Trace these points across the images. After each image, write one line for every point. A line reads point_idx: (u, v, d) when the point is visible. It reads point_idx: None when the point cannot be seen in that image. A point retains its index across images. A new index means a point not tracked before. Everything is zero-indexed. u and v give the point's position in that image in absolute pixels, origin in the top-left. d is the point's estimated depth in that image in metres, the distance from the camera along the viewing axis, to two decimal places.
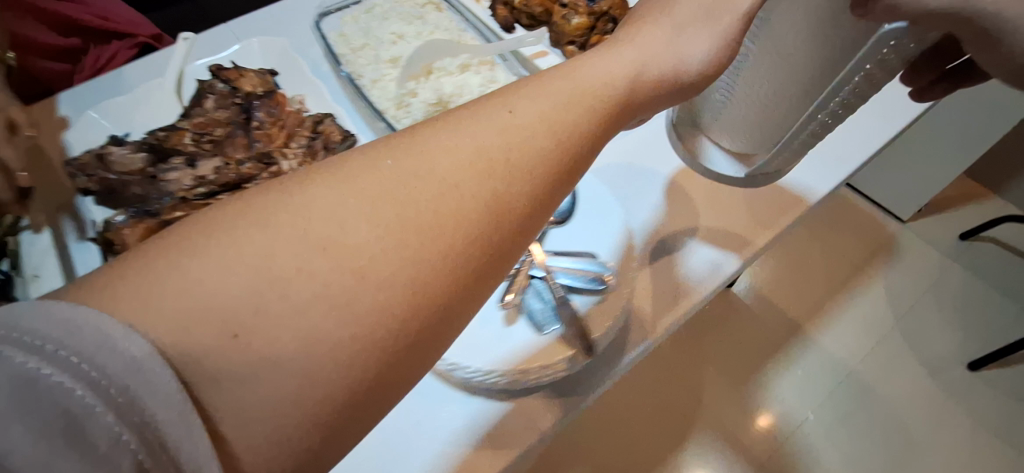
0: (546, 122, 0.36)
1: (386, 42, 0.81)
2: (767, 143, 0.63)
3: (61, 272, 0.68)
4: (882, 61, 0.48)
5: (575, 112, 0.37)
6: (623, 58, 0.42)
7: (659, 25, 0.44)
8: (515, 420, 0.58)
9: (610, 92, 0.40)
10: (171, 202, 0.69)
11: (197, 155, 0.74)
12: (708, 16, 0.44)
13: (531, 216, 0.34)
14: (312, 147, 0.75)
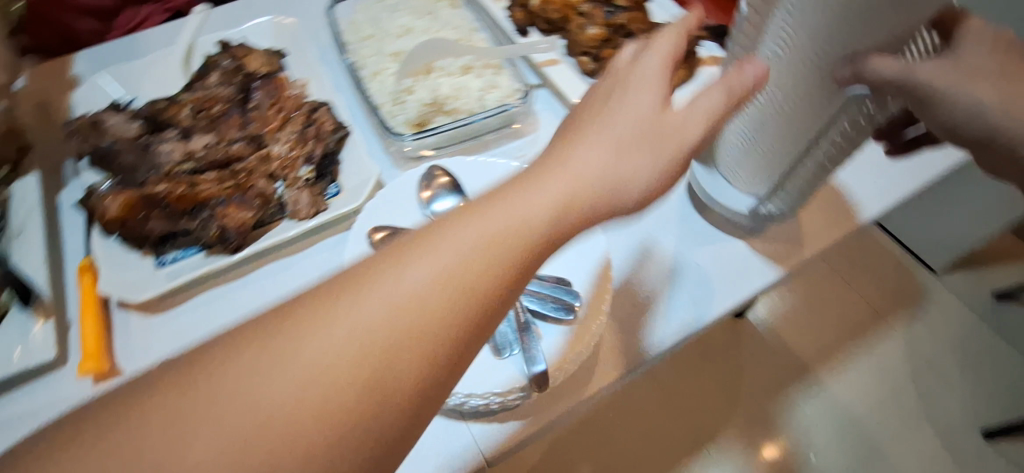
0: (440, 284, 0.36)
1: (393, 35, 0.80)
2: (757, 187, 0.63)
3: (41, 228, 0.67)
4: (853, 119, 0.50)
5: (476, 268, 0.38)
6: (555, 182, 0.41)
7: (592, 142, 0.43)
8: (448, 446, 0.53)
9: (517, 243, 0.39)
10: (157, 175, 0.69)
11: (191, 129, 0.74)
12: (648, 135, 0.43)
13: (416, 390, 0.35)
14: (304, 134, 0.74)
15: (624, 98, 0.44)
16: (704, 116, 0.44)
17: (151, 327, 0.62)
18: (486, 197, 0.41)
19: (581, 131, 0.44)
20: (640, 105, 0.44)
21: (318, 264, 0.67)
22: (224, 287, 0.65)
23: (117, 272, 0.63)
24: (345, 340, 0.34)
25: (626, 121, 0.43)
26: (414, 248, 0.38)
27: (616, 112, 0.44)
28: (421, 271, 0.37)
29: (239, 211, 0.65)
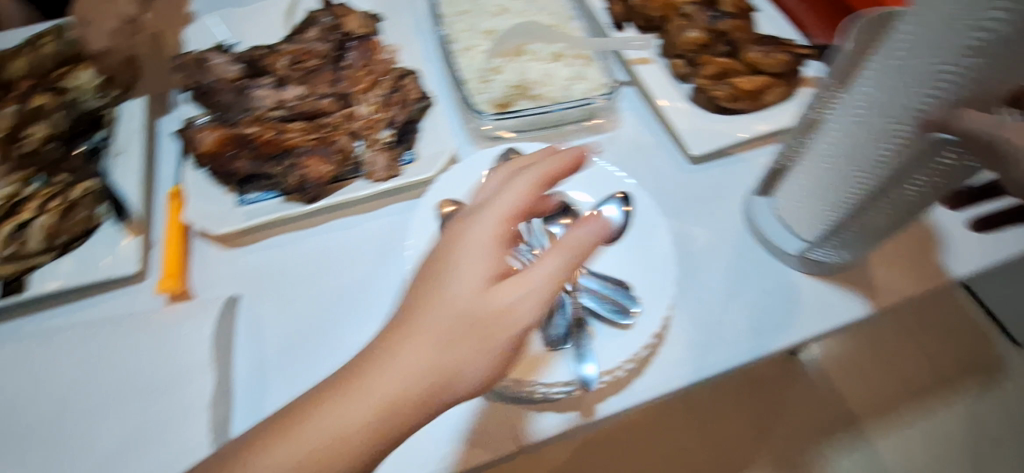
0: (311, 466, 0.37)
1: (489, 13, 0.80)
2: (813, 220, 0.62)
3: (139, 150, 0.71)
4: (936, 162, 0.48)
5: (338, 453, 0.37)
6: (406, 350, 0.38)
7: (444, 293, 0.39)
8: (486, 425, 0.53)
9: (374, 427, 0.37)
10: (249, 117, 0.72)
11: (286, 80, 0.77)
12: (466, 322, 0.38)
13: None
14: (389, 99, 0.75)
15: (449, 279, 0.40)
16: (546, 282, 0.39)
17: (227, 258, 0.66)
18: (357, 359, 0.39)
19: (419, 307, 0.40)
20: (467, 272, 0.39)
21: (385, 225, 0.68)
22: (296, 233, 0.68)
23: (202, 203, 0.67)
24: (323, 437, 0.37)
25: (453, 301, 0.39)
26: (363, 370, 0.38)
27: (442, 287, 0.40)
28: (383, 385, 0.37)
29: (319, 163, 0.67)
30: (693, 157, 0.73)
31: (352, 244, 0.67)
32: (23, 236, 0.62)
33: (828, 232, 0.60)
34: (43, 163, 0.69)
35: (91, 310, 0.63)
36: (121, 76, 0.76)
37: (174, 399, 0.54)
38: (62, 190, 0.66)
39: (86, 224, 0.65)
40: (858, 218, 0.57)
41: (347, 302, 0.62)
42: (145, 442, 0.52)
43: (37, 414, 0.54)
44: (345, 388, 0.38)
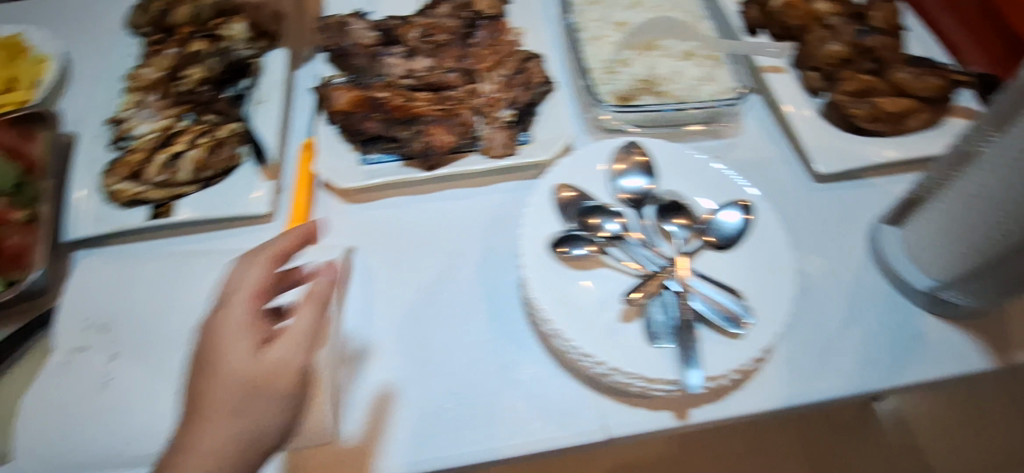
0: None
1: (622, 5, 0.79)
2: (943, 260, 0.57)
3: (280, 101, 0.76)
4: None
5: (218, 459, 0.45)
6: (219, 400, 0.46)
7: (228, 357, 0.47)
8: (578, 407, 0.56)
9: (245, 448, 0.46)
10: (381, 82, 0.75)
11: (415, 51, 0.80)
12: (282, 358, 0.47)
13: None
14: (512, 80, 0.76)
15: (227, 345, 0.47)
16: (303, 333, 0.48)
17: (348, 211, 0.70)
18: (198, 400, 0.47)
19: (221, 368, 0.47)
20: (291, 330, 0.48)
21: (495, 201, 0.70)
22: (410, 197, 0.71)
23: (331, 158, 0.71)
24: (207, 448, 0.45)
25: (232, 370, 0.46)
26: (199, 415, 0.46)
27: (225, 337, 0.47)
28: (222, 430, 0.45)
29: (441, 133, 0.69)
30: (818, 175, 0.70)
31: (464, 214, 0.69)
32: (175, 167, 0.69)
33: (959, 274, 0.56)
34: (195, 101, 0.76)
35: (225, 242, 0.68)
36: (268, 28, 0.81)
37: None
38: (210, 131, 0.72)
39: (227, 163, 0.70)
40: (1000, 266, 0.52)
41: (453, 267, 0.65)
42: None
43: (179, 328, 0.60)
44: (194, 418, 0.46)
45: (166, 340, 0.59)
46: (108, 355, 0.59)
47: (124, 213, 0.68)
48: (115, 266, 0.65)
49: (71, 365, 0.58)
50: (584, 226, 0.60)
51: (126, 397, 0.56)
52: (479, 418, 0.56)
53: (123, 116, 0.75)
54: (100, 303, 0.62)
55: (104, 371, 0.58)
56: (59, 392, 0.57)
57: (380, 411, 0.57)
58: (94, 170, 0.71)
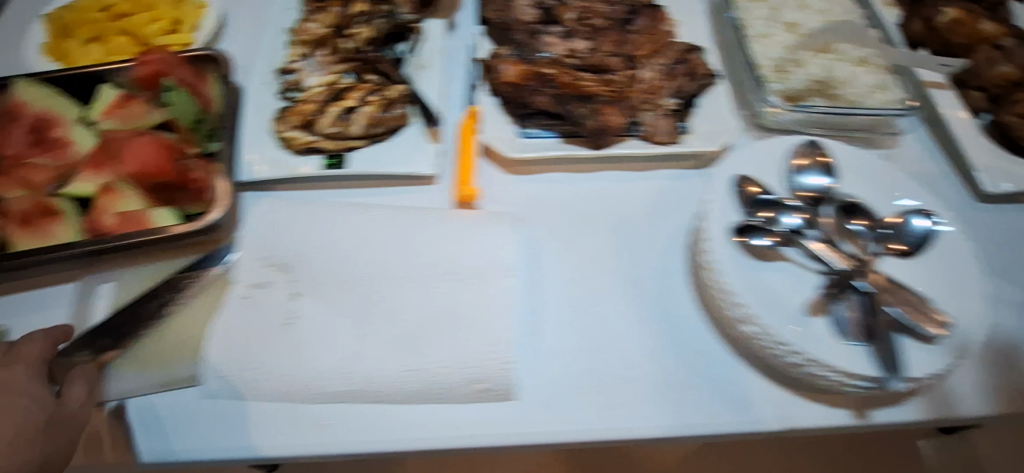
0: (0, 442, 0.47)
1: (788, 6, 0.79)
2: None
3: (441, 67, 0.77)
4: None
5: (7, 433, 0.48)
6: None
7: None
8: (753, 394, 0.56)
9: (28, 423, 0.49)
10: (546, 58, 0.76)
11: (573, 32, 0.80)
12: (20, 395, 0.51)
13: None
14: (672, 70, 0.76)
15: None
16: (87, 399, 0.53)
17: (510, 181, 0.71)
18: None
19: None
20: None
21: (655, 187, 0.71)
22: (569, 174, 0.72)
23: (495, 128, 0.72)
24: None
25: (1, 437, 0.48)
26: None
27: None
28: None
29: (612, 113, 0.69)
30: (983, 195, 0.70)
31: (622, 196, 0.70)
32: (348, 120, 0.70)
33: None
34: (362, 59, 0.76)
35: (393, 198, 0.69)
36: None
37: (473, 285, 0.61)
38: (379, 89, 0.73)
39: (398, 121, 0.71)
40: None
41: (617, 246, 0.66)
42: (441, 308, 0.60)
43: (355, 274, 0.62)
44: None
45: (346, 285, 0.61)
46: (289, 294, 0.61)
47: (298, 160, 0.69)
48: (289, 210, 0.66)
49: (255, 299, 0.61)
50: (762, 217, 0.61)
51: (313, 336, 0.58)
52: (654, 394, 0.57)
53: (290, 68, 0.76)
54: (278, 243, 0.64)
55: (287, 309, 0.60)
56: (246, 325, 0.59)
57: (183, 426, 0.55)
58: (264, 117, 0.73)
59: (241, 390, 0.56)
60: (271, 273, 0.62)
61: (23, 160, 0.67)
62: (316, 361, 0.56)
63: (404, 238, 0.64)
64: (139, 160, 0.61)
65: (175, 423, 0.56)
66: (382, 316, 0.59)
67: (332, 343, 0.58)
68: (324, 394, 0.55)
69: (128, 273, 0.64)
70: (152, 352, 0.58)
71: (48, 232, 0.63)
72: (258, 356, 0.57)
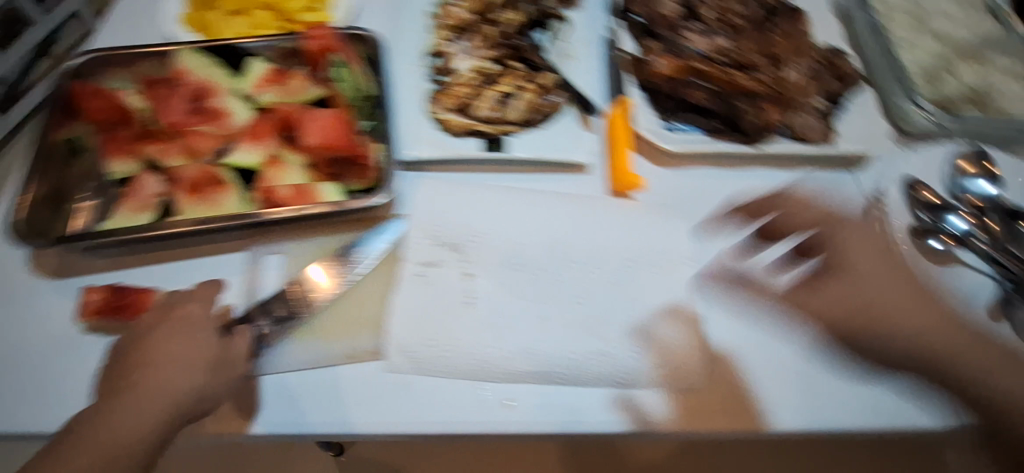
0: (159, 353, 0.52)
1: (927, 18, 0.81)
2: None
3: (586, 58, 0.78)
4: None
5: (179, 347, 0.52)
6: (138, 400, 0.49)
7: (166, 357, 0.52)
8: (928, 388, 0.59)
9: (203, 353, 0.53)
10: (697, 54, 0.76)
11: (712, 29, 0.80)
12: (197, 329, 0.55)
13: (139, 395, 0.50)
14: (815, 72, 0.77)
15: (173, 337, 0.53)
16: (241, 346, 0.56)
17: (661, 173, 0.72)
18: (116, 390, 0.50)
19: (142, 375, 0.51)
20: (173, 359, 0.52)
21: (802, 186, 0.73)
22: (718, 169, 0.73)
23: (648, 121, 0.72)
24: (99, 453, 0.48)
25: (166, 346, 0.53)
26: (124, 397, 0.50)
27: (159, 361, 0.51)
28: (109, 432, 0.48)
29: (773, 112, 0.69)
30: None
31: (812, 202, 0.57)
32: (507, 105, 0.71)
33: None
34: (513, 46, 0.77)
35: (547, 185, 0.71)
36: None
37: (654, 277, 0.64)
38: (531, 76, 0.74)
39: (554, 108, 0.72)
40: None
41: None
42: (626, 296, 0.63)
43: (524, 256, 0.65)
44: (104, 408, 0.49)
45: (518, 267, 0.64)
46: (462, 274, 0.63)
47: (457, 142, 0.70)
48: (451, 192, 0.68)
49: (429, 277, 0.62)
50: (929, 219, 0.67)
51: (493, 315, 0.60)
52: (835, 384, 0.58)
53: (439, 51, 0.77)
54: (445, 223, 0.66)
55: (463, 288, 0.62)
56: (424, 302, 0.61)
57: (366, 400, 0.56)
58: (417, 98, 0.73)
59: (428, 366, 0.58)
60: (444, 253, 0.64)
61: (186, 128, 0.66)
62: (501, 339, 0.59)
63: (566, 226, 0.67)
64: (319, 134, 0.61)
65: (357, 395, 0.57)
66: (559, 297, 0.62)
67: (511, 323, 0.60)
68: (515, 373, 0.57)
69: (297, 245, 0.65)
70: (335, 323, 0.60)
71: (219, 199, 0.64)
72: (442, 332, 0.59)
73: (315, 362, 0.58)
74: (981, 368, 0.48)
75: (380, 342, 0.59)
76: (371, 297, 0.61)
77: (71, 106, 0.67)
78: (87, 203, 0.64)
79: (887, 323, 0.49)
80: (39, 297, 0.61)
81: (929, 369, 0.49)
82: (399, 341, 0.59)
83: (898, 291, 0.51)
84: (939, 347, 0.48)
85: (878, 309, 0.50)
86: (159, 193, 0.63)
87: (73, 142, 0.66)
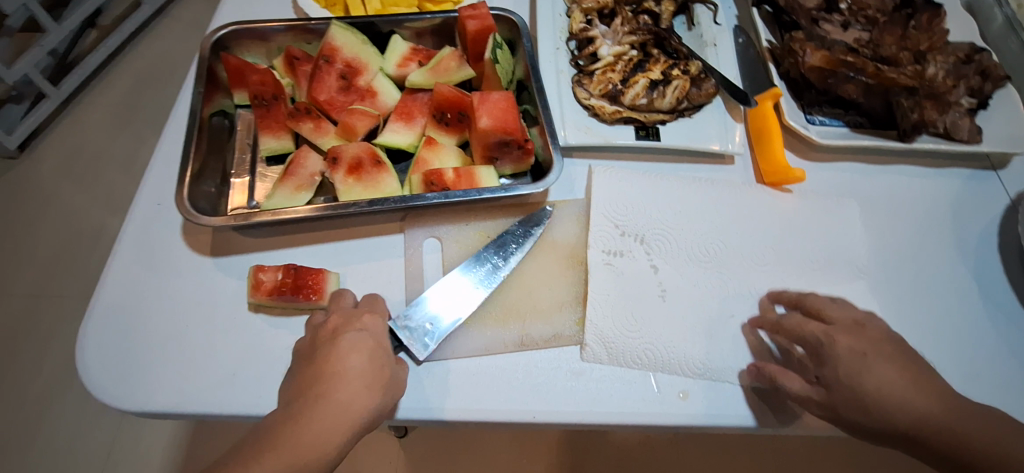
0: (339, 366, 0.47)
1: None
2: None
3: (729, 46, 0.77)
4: None
5: (358, 359, 0.48)
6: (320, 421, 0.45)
7: (344, 372, 0.47)
8: None
9: (379, 369, 0.49)
10: (842, 45, 0.74)
11: (850, 22, 0.78)
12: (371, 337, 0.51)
13: (317, 407, 0.45)
14: (958, 71, 0.74)
15: (351, 347, 0.49)
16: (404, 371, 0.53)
17: (808, 167, 0.72)
18: (296, 403, 0.46)
19: (320, 392, 0.46)
20: (354, 372, 0.47)
21: (953, 186, 0.72)
22: (865, 165, 0.73)
23: (795, 112, 0.73)
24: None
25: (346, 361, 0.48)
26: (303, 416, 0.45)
27: (341, 374, 0.47)
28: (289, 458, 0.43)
29: (929, 110, 0.70)
30: None
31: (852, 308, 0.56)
32: (658, 93, 0.69)
33: None
34: (653, 32, 0.75)
35: (692, 175, 0.70)
36: None
37: (824, 278, 0.63)
38: (677, 64, 0.72)
39: (706, 97, 0.70)
40: None
41: (930, 241, 0.68)
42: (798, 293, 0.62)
43: (711, 252, 0.64)
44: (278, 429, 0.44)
45: (705, 262, 0.63)
46: (650, 266, 0.62)
47: (609, 130, 0.69)
48: (626, 181, 0.67)
49: (617, 267, 0.61)
50: None
51: (687, 309, 0.60)
52: (994, 384, 0.60)
53: (579, 35, 0.75)
54: (628, 212, 0.65)
55: (656, 281, 0.61)
56: (616, 294, 0.60)
57: (541, 390, 0.56)
58: (564, 82, 0.72)
59: (626, 358, 0.57)
60: (635, 245, 0.63)
61: (339, 106, 0.66)
62: (686, 329, 0.59)
63: (738, 221, 0.66)
64: (491, 114, 0.62)
65: (533, 383, 0.56)
66: (745, 294, 0.61)
67: (706, 319, 0.60)
68: (717, 368, 0.57)
69: (456, 230, 0.63)
70: (503, 311, 0.59)
71: (377, 180, 0.62)
72: (636, 323, 0.58)
73: (485, 350, 0.57)
74: (964, 428, 0.48)
75: (552, 330, 0.58)
76: (536, 287, 0.61)
77: (221, 79, 0.68)
78: (242, 178, 0.64)
79: (878, 401, 0.49)
80: (203, 274, 0.60)
81: (906, 444, 0.49)
82: (599, 331, 0.58)
83: (895, 382, 0.49)
84: (917, 422, 0.48)
85: (864, 393, 0.49)
86: (319, 172, 0.63)
87: (225, 116, 0.67)
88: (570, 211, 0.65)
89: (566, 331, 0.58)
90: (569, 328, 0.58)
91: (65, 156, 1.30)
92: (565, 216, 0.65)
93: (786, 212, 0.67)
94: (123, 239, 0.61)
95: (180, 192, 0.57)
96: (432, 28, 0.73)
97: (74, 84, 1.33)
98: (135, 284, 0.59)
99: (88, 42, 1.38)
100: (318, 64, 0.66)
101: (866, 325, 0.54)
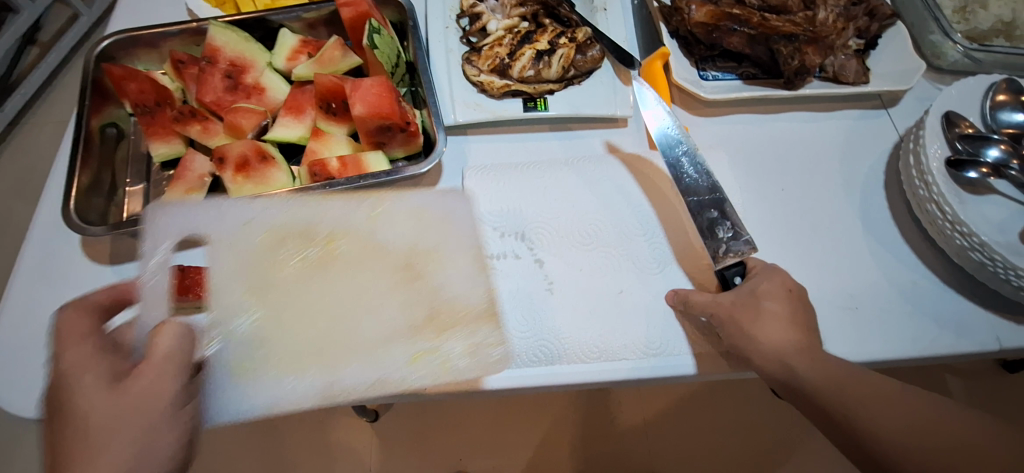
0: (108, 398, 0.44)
1: None
2: None
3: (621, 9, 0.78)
4: None
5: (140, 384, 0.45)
6: None
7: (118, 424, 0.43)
8: (959, 309, 0.62)
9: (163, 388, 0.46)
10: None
11: None
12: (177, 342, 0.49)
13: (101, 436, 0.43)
14: (848, 12, 0.72)
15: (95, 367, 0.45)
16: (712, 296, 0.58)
17: (700, 122, 0.73)
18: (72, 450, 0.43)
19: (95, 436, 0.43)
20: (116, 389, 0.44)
21: (841, 126, 0.73)
22: (757, 115, 0.74)
23: (685, 67, 0.73)
24: None
25: (93, 386, 0.44)
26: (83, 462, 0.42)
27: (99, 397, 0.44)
28: None
29: (811, 55, 0.69)
30: None
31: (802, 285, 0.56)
32: (544, 63, 0.69)
33: None
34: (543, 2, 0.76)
35: (577, 141, 0.72)
36: None
37: None
38: (565, 32, 0.72)
39: (593, 63, 0.71)
40: None
41: (816, 183, 0.70)
42: (683, 247, 0.65)
43: (592, 234, 0.65)
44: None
45: (589, 244, 0.64)
46: (535, 261, 0.64)
47: (498, 104, 0.71)
48: (498, 180, 0.68)
49: (501, 270, 0.63)
50: (967, 148, 0.61)
51: (573, 301, 0.61)
52: (874, 317, 0.62)
53: (468, 12, 0.75)
54: (503, 212, 0.66)
55: (542, 275, 0.63)
56: (511, 287, 0.62)
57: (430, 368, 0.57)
58: (453, 61, 0.72)
59: (525, 360, 0.58)
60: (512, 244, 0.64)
61: (227, 105, 0.67)
62: (566, 313, 0.61)
63: (617, 192, 0.68)
64: (367, 102, 0.62)
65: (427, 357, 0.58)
66: (627, 265, 0.63)
67: (591, 306, 0.61)
68: (600, 343, 0.59)
69: (236, 232, 0.62)
70: (294, 357, 0.57)
71: (266, 175, 0.63)
72: (521, 323, 0.60)
73: (269, 408, 0.56)
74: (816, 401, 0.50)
75: (369, 378, 0.57)
76: (354, 316, 0.60)
77: (109, 89, 0.67)
78: (137, 187, 0.66)
79: (760, 352, 0.53)
80: (105, 283, 0.62)
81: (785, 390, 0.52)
82: (501, 325, 0.60)
83: (772, 346, 0.52)
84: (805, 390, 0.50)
85: (770, 355, 0.52)
86: (208, 173, 0.64)
87: (117, 126, 0.68)
88: (406, 206, 0.66)
89: (394, 372, 0.57)
90: (398, 368, 0.57)
91: (18, 178, 1.30)
92: (389, 216, 0.65)
93: (656, 171, 0.69)
94: (27, 255, 0.63)
95: (67, 207, 0.58)
96: (323, 19, 0.73)
97: (18, 104, 1.32)
98: (39, 298, 0.61)
99: (29, 60, 1.36)
100: (201, 67, 0.67)
101: (914, 316, 0.61)
